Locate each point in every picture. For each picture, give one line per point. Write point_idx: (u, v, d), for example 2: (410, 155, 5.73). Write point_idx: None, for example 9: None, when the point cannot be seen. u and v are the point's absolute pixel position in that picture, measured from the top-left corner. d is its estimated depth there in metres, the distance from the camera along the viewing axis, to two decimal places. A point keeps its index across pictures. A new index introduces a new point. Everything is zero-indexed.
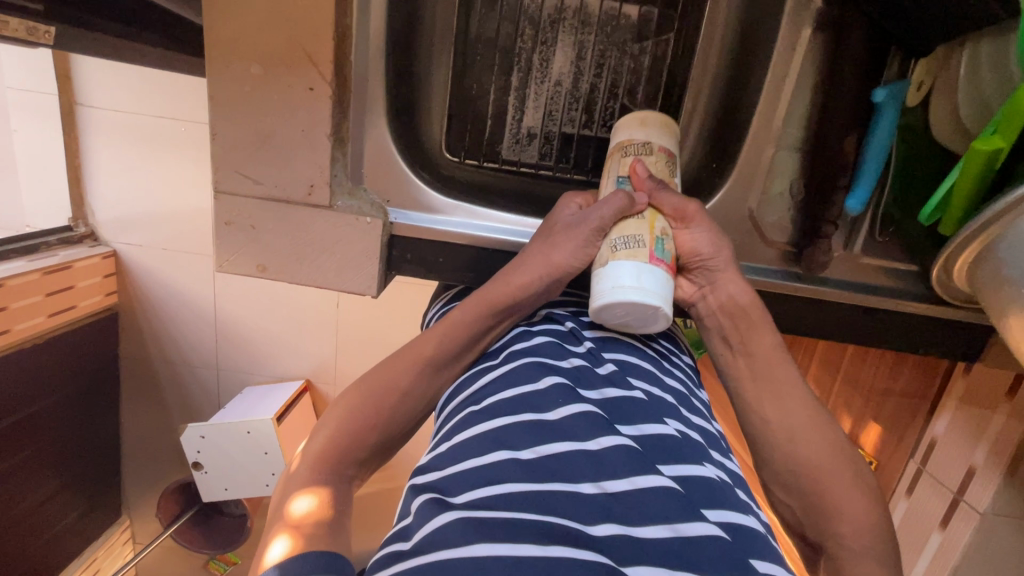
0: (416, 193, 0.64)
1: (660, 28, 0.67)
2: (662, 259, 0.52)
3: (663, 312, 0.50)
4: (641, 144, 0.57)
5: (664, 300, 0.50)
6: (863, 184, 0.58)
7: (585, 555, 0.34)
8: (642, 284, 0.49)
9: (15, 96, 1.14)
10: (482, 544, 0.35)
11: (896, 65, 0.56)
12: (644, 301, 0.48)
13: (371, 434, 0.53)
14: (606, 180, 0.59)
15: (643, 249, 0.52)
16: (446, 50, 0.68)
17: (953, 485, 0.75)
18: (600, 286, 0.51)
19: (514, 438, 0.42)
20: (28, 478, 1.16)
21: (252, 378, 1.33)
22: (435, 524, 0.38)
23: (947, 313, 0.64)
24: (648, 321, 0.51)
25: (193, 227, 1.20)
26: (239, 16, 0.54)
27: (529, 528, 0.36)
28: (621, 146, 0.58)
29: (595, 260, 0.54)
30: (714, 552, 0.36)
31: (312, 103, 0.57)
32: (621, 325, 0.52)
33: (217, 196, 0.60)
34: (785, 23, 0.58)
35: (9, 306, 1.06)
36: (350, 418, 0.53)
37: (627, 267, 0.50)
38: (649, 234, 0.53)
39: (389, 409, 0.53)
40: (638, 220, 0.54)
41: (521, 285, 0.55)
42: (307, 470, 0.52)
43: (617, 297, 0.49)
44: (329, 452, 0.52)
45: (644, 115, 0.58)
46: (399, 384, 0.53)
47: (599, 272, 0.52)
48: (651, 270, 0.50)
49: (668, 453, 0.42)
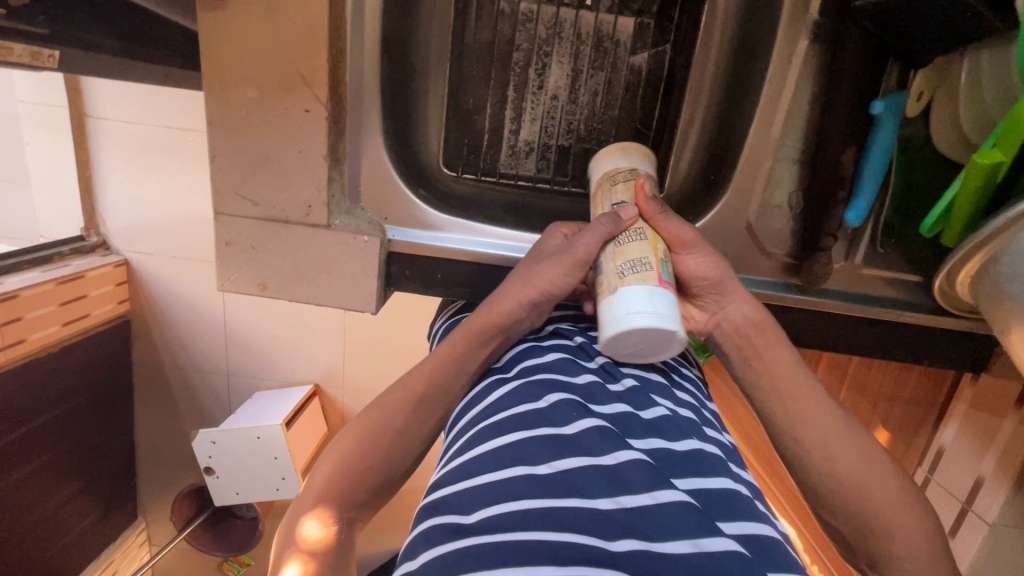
0: (413, 211, 0.64)
1: (656, 39, 0.66)
2: (669, 281, 0.51)
3: (679, 337, 0.49)
4: (628, 171, 0.59)
5: (678, 322, 0.49)
6: (863, 197, 0.57)
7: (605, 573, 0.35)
8: (655, 307, 0.48)
9: (27, 110, 1.16)
10: (504, 570, 0.35)
11: (895, 76, 0.55)
12: (661, 326, 0.47)
13: (380, 448, 0.52)
14: (599, 211, 0.59)
15: (651, 272, 0.51)
16: (442, 65, 0.68)
17: (962, 494, 0.74)
18: (612, 313, 0.49)
19: (529, 454, 0.42)
20: (45, 484, 1.18)
21: (261, 384, 1.34)
22: (451, 550, 0.38)
23: (950, 322, 0.63)
24: (663, 346, 0.50)
25: (200, 236, 1.21)
26: (235, 40, 0.55)
27: (549, 550, 0.36)
28: (609, 175, 0.59)
29: (601, 286, 0.52)
30: (734, 566, 0.36)
31: (308, 125, 0.58)
32: (634, 353, 0.51)
33: (217, 218, 0.61)
34: (782, 33, 0.57)
35: (23, 316, 1.09)
36: (347, 441, 0.53)
37: (638, 292, 0.49)
38: (653, 256, 0.52)
39: (395, 422, 0.53)
40: (642, 239, 0.53)
41: (515, 302, 0.56)
42: (315, 492, 0.52)
43: (633, 323, 0.48)
44: (337, 473, 0.52)
45: (625, 146, 0.61)
46: (406, 396, 0.54)
47: (608, 298, 0.51)
48: (662, 293, 0.50)
49: (682, 465, 0.43)
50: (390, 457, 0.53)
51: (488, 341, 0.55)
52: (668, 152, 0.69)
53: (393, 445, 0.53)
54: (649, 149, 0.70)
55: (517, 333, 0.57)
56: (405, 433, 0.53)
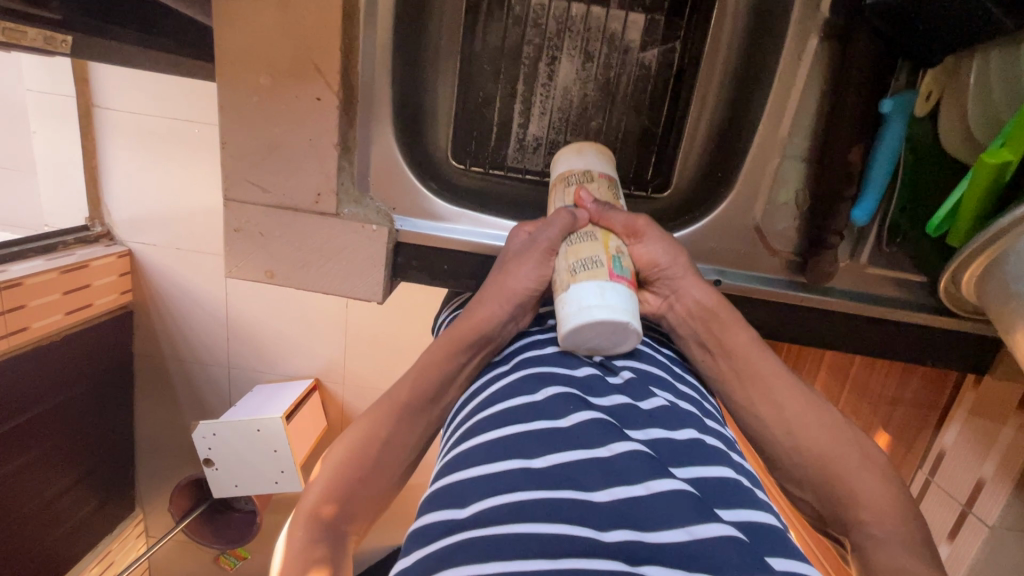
0: (421, 201, 0.64)
1: (666, 36, 0.67)
2: (622, 275, 0.52)
3: (632, 328, 0.49)
4: (580, 172, 0.59)
5: (631, 314, 0.49)
6: (870, 195, 0.57)
7: (598, 563, 0.35)
8: (606, 301, 0.49)
9: (34, 100, 1.17)
10: (497, 562, 0.35)
11: (904, 76, 0.56)
12: (613, 318, 0.48)
13: (375, 455, 0.52)
14: (552, 211, 0.60)
15: (602, 268, 0.52)
16: (452, 57, 0.68)
17: (962, 496, 0.74)
18: (564, 310, 0.50)
19: (525, 446, 0.42)
20: (44, 472, 1.18)
21: (262, 376, 1.35)
22: (447, 543, 0.38)
23: (954, 322, 0.63)
24: (618, 338, 0.50)
25: (205, 227, 1.21)
26: (248, 28, 0.55)
27: (542, 542, 0.36)
28: (563, 176, 0.60)
29: (556, 286, 0.54)
30: (732, 552, 0.36)
31: (319, 114, 0.58)
32: (593, 349, 0.51)
33: (226, 205, 0.61)
34: (791, 32, 0.57)
35: (26, 304, 1.09)
36: (354, 438, 0.53)
37: (589, 287, 0.50)
38: (605, 254, 0.53)
39: (385, 431, 0.53)
40: (592, 241, 0.54)
41: (505, 303, 0.55)
42: (318, 489, 0.51)
43: (586, 318, 0.48)
44: (337, 480, 0.51)
45: (580, 146, 0.61)
46: (392, 405, 0.54)
47: (561, 296, 0.52)
48: (613, 287, 0.50)
49: (679, 455, 0.43)
50: (395, 445, 0.53)
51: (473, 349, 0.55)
52: (676, 149, 0.69)
53: (397, 432, 0.53)
54: (657, 146, 0.70)
55: (515, 328, 0.57)
56: (397, 436, 0.53)
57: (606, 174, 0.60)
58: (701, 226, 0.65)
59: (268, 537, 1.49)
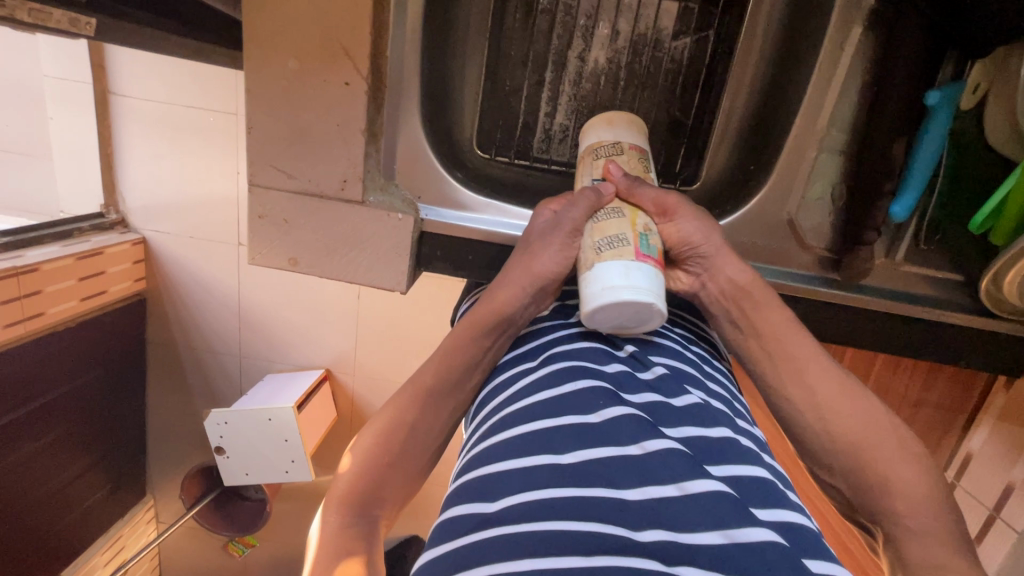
0: (447, 191, 0.64)
1: (700, 24, 0.65)
2: (649, 254, 0.50)
3: (658, 308, 0.47)
4: (611, 144, 0.56)
5: (657, 295, 0.47)
6: (911, 190, 0.55)
7: (633, 561, 0.34)
8: (631, 282, 0.47)
9: (51, 85, 1.16)
10: (527, 559, 0.34)
11: (951, 67, 0.54)
12: (638, 300, 0.46)
13: (400, 444, 0.51)
14: (578, 185, 0.57)
15: (628, 246, 0.50)
16: (479, 43, 0.67)
17: (990, 501, 0.73)
18: (588, 289, 0.48)
19: (555, 441, 0.41)
20: (57, 457, 1.19)
21: (275, 366, 1.35)
22: (475, 538, 0.37)
23: (993, 325, 0.61)
24: (642, 318, 0.48)
25: (220, 215, 1.21)
26: (276, 10, 0.54)
27: (574, 539, 0.35)
28: (592, 149, 0.57)
29: (580, 263, 0.52)
30: (772, 556, 0.35)
31: (348, 99, 0.57)
32: (616, 328, 0.50)
33: (251, 190, 0.61)
34: (834, 21, 0.56)
35: (42, 290, 1.09)
36: (384, 420, 0.52)
37: (615, 267, 0.48)
38: (631, 231, 0.51)
39: (411, 419, 0.52)
40: (620, 217, 0.52)
41: (509, 302, 0.54)
42: (346, 484, 0.50)
43: (610, 299, 0.47)
44: (362, 474, 0.50)
45: (611, 116, 0.57)
46: (415, 393, 0.52)
47: (585, 275, 0.50)
48: (639, 266, 0.48)
49: (714, 454, 0.42)
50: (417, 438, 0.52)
51: (495, 333, 0.54)
52: (706, 141, 0.68)
53: (419, 430, 0.52)
54: (686, 137, 0.68)
55: (535, 315, 0.56)
56: (421, 423, 0.52)
57: (639, 147, 0.57)
58: (731, 219, 0.64)
59: (278, 526, 1.50)
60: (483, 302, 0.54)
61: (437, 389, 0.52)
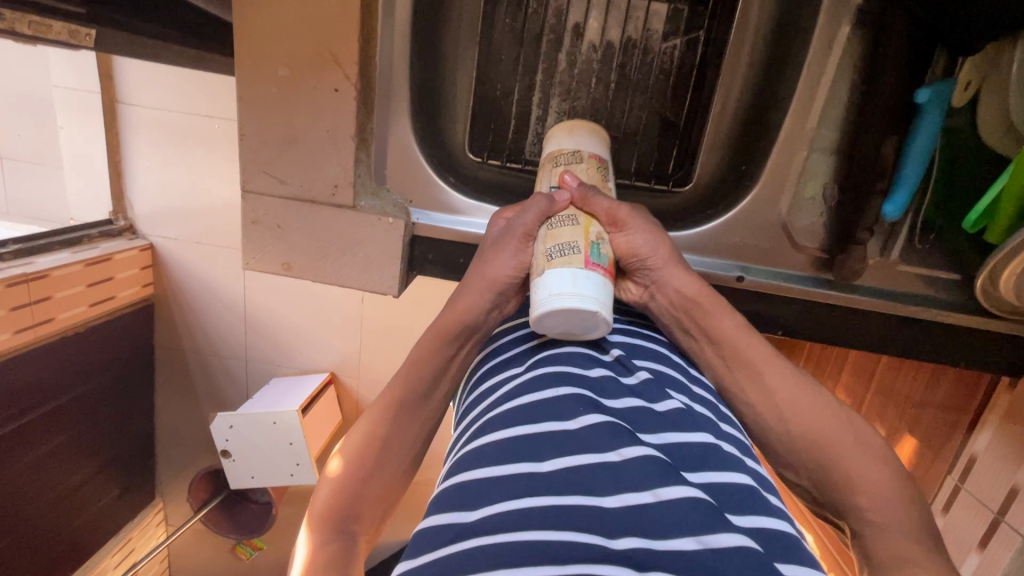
0: (438, 194, 0.64)
1: (688, 26, 0.65)
2: (599, 263, 0.50)
3: (601, 317, 0.47)
4: (571, 153, 0.57)
5: (602, 304, 0.48)
6: (903, 190, 0.55)
7: (606, 569, 0.33)
8: (577, 289, 0.47)
9: (60, 95, 1.18)
10: (502, 569, 0.34)
11: (942, 64, 0.54)
12: (581, 307, 0.46)
13: (374, 457, 0.51)
14: (538, 191, 0.58)
15: (578, 255, 0.50)
16: (470, 47, 0.67)
17: (994, 504, 0.72)
18: (537, 294, 0.49)
19: (534, 449, 0.41)
20: (67, 461, 1.21)
21: (280, 370, 1.36)
22: (454, 547, 0.37)
23: (992, 326, 0.60)
24: (587, 327, 0.48)
25: (224, 220, 1.22)
26: (267, 18, 0.55)
27: (549, 549, 0.34)
28: (552, 156, 0.58)
29: (532, 271, 0.52)
30: (745, 563, 0.34)
31: (337, 105, 0.58)
32: (562, 335, 0.50)
33: (244, 196, 0.61)
34: (822, 20, 0.55)
35: (52, 296, 1.11)
36: (358, 435, 0.52)
37: (562, 273, 0.48)
38: (583, 240, 0.51)
39: (384, 431, 0.52)
40: (573, 225, 0.52)
41: (487, 308, 0.55)
42: (324, 498, 0.51)
43: (554, 305, 0.47)
44: (339, 488, 0.51)
45: (572, 125, 0.58)
46: (385, 403, 0.53)
47: (536, 281, 0.50)
48: (587, 275, 0.49)
49: (693, 459, 0.41)
50: (393, 452, 0.52)
51: (460, 341, 0.55)
52: (699, 141, 0.67)
53: (391, 445, 0.52)
54: (678, 138, 0.69)
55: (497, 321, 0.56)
56: (396, 434, 0.52)
57: (599, 158, 0.58)
58: (721, 221, 0.63)
59: (283, 529, 1.51)
60: (464, 309, 0.54)
61: (406, 400, 0.53)
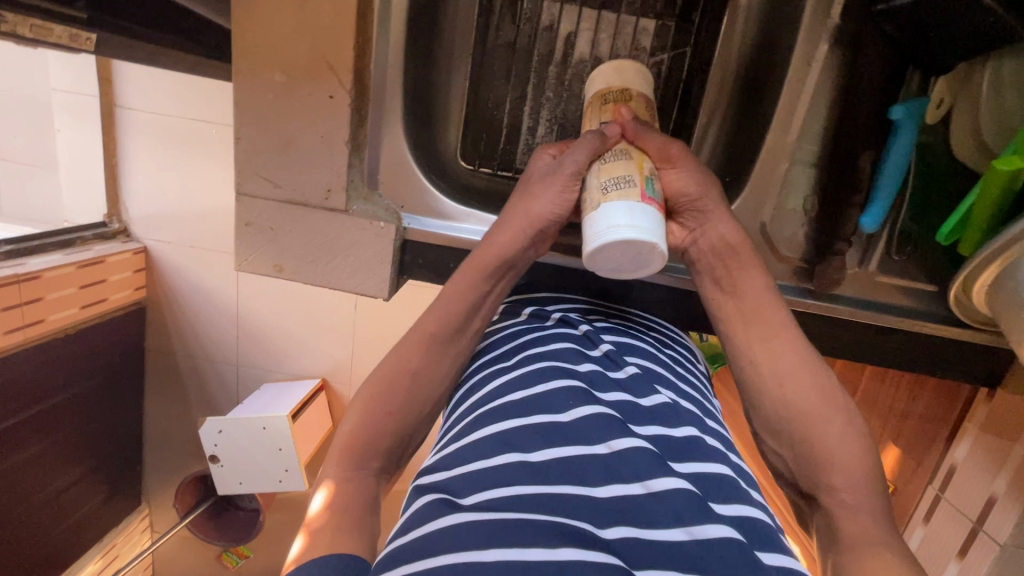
0: (429, 201, 0.66)
1: (676, 42, 0.67)
2: (653, 198, 0.51)
3: (658, 250, 0.49)
4: (619, 91, 0.57)
5: (659, 237, 0.49)
6: (879, 203, 0.57)
7: (597, 555, 0.34)
8: (635, 222, 0.48)
9: (59, 98, 1.20)
10: (495, 547, 0.34)
11: (916, 82, 0.55)
12: (641, 240, 0.47)
13: (404, 389, 0.51)
14: (585, 130, 0.58)
15: (634, 188, 0.50)
16: (462, 61, 0.70)
17: (973, 514, 0.73)
18: (593, 227, 0.49)
19: (524, 440, 0.42)
20: (52, 464, 1.20)
21: (271, 374, 1.36)
22: (445, 522, 0.37)
23: (967, 337, 0.62)
24: (641, 259, 0.50)
25: (218, 224, 1.23)
26: (265, 27, 0.57)
27: (542, 528, 0.35)
28: (599, 95, 0.58)
29: (585, 204, 0.52)
30: (729, 555, 0.35)
31: (332, 110, 0.59)
32: (615, 268, 0.51)
33: (238, 198, 0.63)
34: (802, 38, 0.58)
35: (44, 297, 1.11)
36: (388, 370, 0.52)
37: (620, 207, 0.49)
38: (637, 174, 0.51)
39: (413, 365, 0.52)
40: (627, 158, 0.52)
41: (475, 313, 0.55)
42: (350, 425, 0.51)
43: (613, 237, 0.48)
44: (365, 419, 0.50)
45: (619, 64, 0.57)
46: (418, 339, 0.53)
47: (591, 214, 0.51)
48: (644, 208, 0.49)
49: (680, 452, 0.42)
50: (416, 395, 0.52)
51: (495, 276, 0.56)
52: None
53: (418, 383, 0.52)
54: None
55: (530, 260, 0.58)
56: (425, 370, 0.53)
57: (645, 96, 0.58)
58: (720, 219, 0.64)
59: (269, 538, 1.49)
60: (502, 244, 0.56)
61: (440, 335, 0.53)
